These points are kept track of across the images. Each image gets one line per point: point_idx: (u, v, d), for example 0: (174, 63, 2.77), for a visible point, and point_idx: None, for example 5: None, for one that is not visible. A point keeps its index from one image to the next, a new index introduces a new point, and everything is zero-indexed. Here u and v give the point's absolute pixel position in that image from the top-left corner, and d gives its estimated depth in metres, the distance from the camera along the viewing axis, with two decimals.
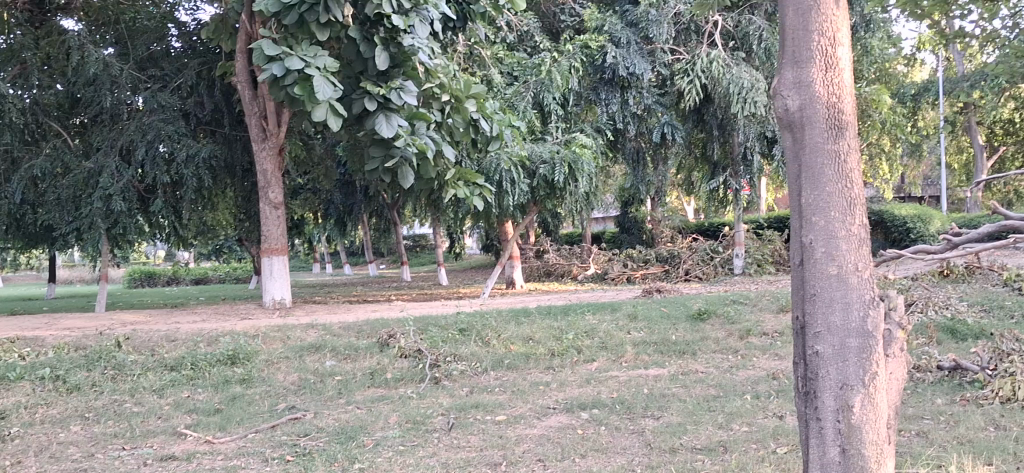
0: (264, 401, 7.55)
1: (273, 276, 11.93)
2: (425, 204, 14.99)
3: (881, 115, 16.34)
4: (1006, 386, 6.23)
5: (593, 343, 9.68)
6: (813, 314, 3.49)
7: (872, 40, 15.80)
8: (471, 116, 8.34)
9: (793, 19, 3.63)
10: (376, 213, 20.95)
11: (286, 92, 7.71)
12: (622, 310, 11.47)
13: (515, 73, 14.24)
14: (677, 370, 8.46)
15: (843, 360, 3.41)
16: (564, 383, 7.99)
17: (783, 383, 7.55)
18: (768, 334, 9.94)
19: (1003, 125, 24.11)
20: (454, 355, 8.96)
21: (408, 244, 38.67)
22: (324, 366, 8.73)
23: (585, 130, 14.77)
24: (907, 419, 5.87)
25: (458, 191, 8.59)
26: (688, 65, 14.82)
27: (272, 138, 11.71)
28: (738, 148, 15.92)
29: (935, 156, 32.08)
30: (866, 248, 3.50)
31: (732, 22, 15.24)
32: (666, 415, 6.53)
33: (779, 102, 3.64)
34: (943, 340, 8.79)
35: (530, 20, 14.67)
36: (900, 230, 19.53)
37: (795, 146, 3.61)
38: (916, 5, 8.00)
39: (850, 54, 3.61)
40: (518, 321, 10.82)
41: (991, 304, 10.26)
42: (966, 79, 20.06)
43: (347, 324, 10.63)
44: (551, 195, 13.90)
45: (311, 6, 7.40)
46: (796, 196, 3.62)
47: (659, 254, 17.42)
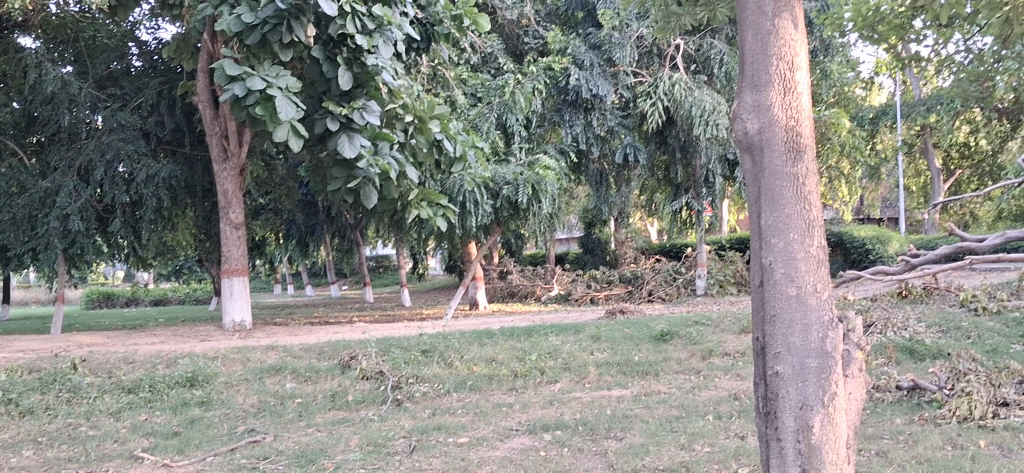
0: (223, 424, 7.45)
1: (234, 297, 11.77)
2: (388, 224, 14.95)
3: (840, 138, 16.57)
4: (962, 405, 6.32)
5: (556, 364, 9.68)
6: (773, 335, 3.52)
7: (831, 64, 16.06)
8: (434, 137, 8.30)
9: (752, 43, 3.68)
10: (339, 233, 20.87)
11: (247, 113, 7.64)
12: (585, 331, 11.48)
13: (479, 95, 14.24)
14: (639, 390, 8.49)
15: (802, 381, 3.44)
16: (527, 405, 7.98)
17: (745, 403, 7.59)
18: (730, 354, 10.01)
19: (958, 149, 24.58)
20: (417, 376, 8.92)
21: (371, 265, 38.53)
22: (284, 389, 8.63)
23: (549, 152, 14.82)
24: (867, 439, 5.93)
25: (423, 212, 8.52)
26: (651, 87, 14.95)
27: (233, 158, 11.60)
28: (700, 170, 16.10)
29: (893, 179, 32.59)
30: (824, 269, 3.55)
31: (694, 46, 15.41)
32: (628, 435, 6.55)
33: (739, 125, 3.68)
34: (902, 360, 8.91)
35: (494, 42, 14.72)
36: (859, 252, 19.79)
37: (754, 169, 3.65)
38: (873, 29, 8.14)
39: (808, 79, 3.67)
40: (481, 342, 10.79)
41: (948, 325, 10.39)
42: (923, 103, 20.44)
43: (308, 346, 10.54)
44: (514, 216, 13.94)
45: (274, 26, 7.33)
46: (755, 218, 3.66)
47: (623, 275, 17.51)
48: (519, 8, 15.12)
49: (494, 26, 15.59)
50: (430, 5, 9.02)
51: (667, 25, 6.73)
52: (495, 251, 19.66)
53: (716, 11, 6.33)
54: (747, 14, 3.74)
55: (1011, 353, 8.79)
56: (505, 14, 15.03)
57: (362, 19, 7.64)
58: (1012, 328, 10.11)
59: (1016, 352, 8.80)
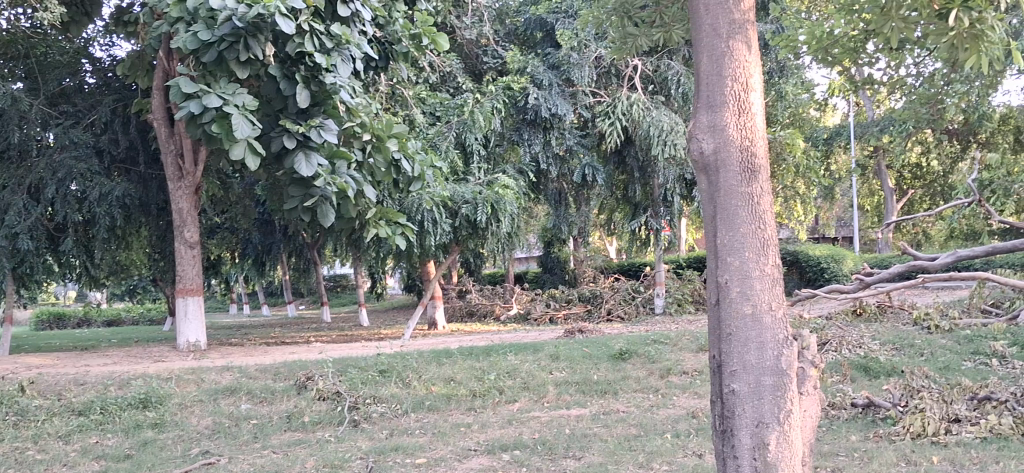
0: (176, 446, 7.33)
1: (188, 318, 11.60)
2: (346, 244, 14.88)
3: (794, 159, 16.81)
4: (916, 422, 6.39)
5: (514, 384, 9.65)
6: (729, 353, 3.62)
7: (786, 86, 16.30)
8: (392, 155, 8.29)
9: (708, 65, 3.81)
10: (296, 252, 20.71)
11: (203, 130, 7.57)
12: (544, 350, 11.46)
13: (438, 113, 14.21)
14: (598, 409, 8.49)
15: (758, 398, 3.54)
16: (486, 425, 7.94)
17: (703, 422, 7.62)
18: (688, 372, 10.06)
19: (911, 169, 25.00)
20: (374, 396, 8.84)
21: (329, 285, 38.24)
22: (239, 410, 8.51)
23: (508, 171, 14.83)
24: (822, 456, 5.98)
25: (381, 231, 8.48)
26: (609, 107, 15.06)
27: (189, 177, 11.46)
28: (659, 190, 16.25)
29: (848, 199, 33.06)
30: (778, 287, 3.66)
31: (652, 67, 15.54)
32: (587, 455, 6.54)
33: (695, 145, 3.80)
34: (857, 377, 9.01)
35: (453, 61, 14.72)
36: (814, 270, 20.03)
37: (710, 188, 3.76)
38: (826, 52, 8.25)
39: (762, 99, 3.79)
40: (439, 362, 10.73)
41: (902, 343, 10.52)
42: (876, 125, 20.78)
43: (264, 367, 10.42)
44: (472, 234, 13.93)
45: (231, 44, 7.31)
46: (711, 238, 3.76)
47: (582, 294, 17.54)
48: (479, 28, 15.11)
49: (453, 45, 15.58)
50: (388, 24, 9.01)
51: (625, 46, 6.73)
52: (454, 271, 19.61)
53: (672, 32, 6.37)
54: (702, 37, 3.87)
55: (963, 370, 8.92)
56: (464, 34, 15.05)
57: (320, 37, 7.60)
58: (963, 345, 10.26)
59: (968, 370, 8.93)
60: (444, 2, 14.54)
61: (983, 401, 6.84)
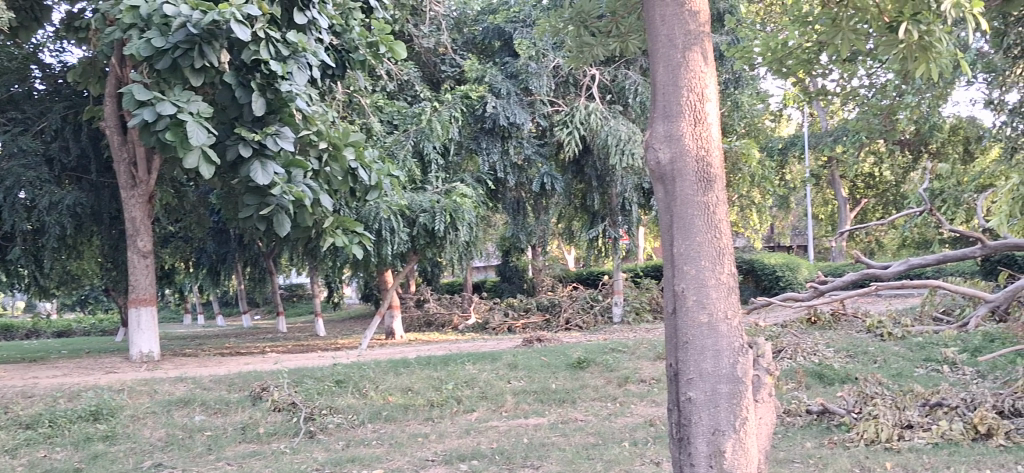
0: (128, 459, 7.19)
1: (140, 328, 11.42)
2: (302, 253, 14.75)
3: (750, 169, 17.01)
4: (869, 428, 6.47)
5: (473, 393, 9.62)
6: (686, 362, 3.71)
7: (742, 96, 16.48)
8: (349, 165, 8.19)
9: (663, 75, 3.90)
10: (252, 262, 20.48)
11: (157, 139, 7.43)
12: (502, 359, 11.44)
13: (396, 122, 14.15)
14: (557, 418, 8.47)
15: (714, 406, 3.64)
16: (443, 435, 7.89)
17: (660, 430, 7.64)
18: (646, 380, 10.10)
19: (864, 178, 25.39)
20: (331, 407, 8.75)
21: (284, 295, 37.88)
22: (193, 422, 8.38)
23: (466, 180, 14.80)
24: (778, 463, 6.02)
25: (337, 240, 8.38)
26: (568, 117, 15.11)
27: (142, 185, 11.28)
28: (617, 199, 16.36)
29: (802, 208, 33.52)
30: (733, 296, 3.76)
31: (609, 77, 15.63)
32: (545, 464, 6.52)
33: (651, 155, 3.89)
34: (812, 384, 9.12)
35: (410, 69, 14.64)
36: (769, 279, 20.25)
37: (666, 197, 3.85)
38: (781, 63, 8.33)
39: (717, 110, 3.89)
40: (397, 371, 10.67)
41: (856, 350, 10.65)
42: (830, 135, 21.08)
43: (218, 378, 10.27)
44: (431, 243, 13.88)
45: (185, 51, 7.17)
46: (667, 247, 3.85)
47: (540, 303, 17.55)
48: (437, 36, 15.10)
49: (411, 54, 15.53)
50: (345, 31, 8.92)
51: (581, 55, 6.75)
52: (412, 280, 19.53)
53: (628, 42, 6.52)
54: (659, 48, 3.95)
55: (915, 377, 9.05)
56: (422, 42, 15.01)
57: (276, 45, 7.52)
58: (915, 352, 10.42)
59: (920, 376, 9.06)
60: (402, 10, 14.48)
61: (934, 407, 6.93)
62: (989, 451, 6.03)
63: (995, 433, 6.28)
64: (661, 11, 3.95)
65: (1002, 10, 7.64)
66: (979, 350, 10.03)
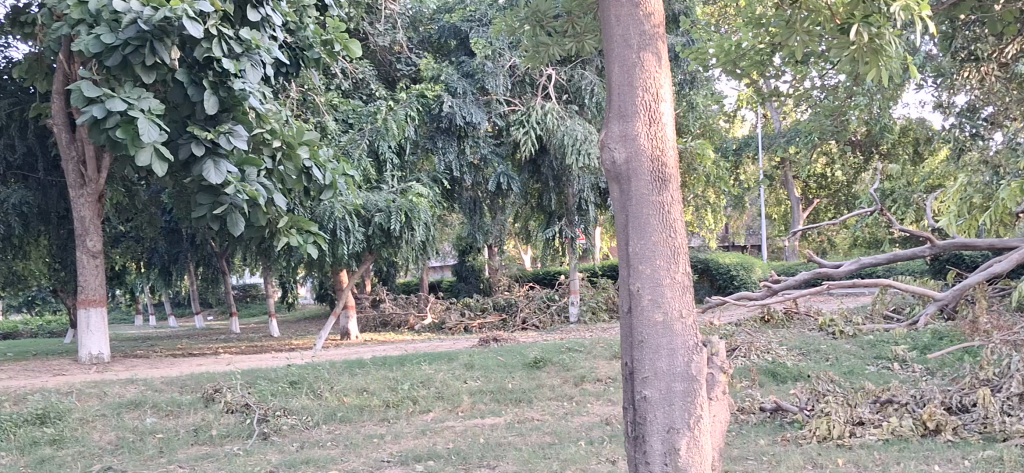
0: (76, 463, 7.04)
1: (90, 330, 11.22)
2: (256, 253, 14.61)
3: (705, 170, 17.16)
4: (822, 425, 6.53)
5: (429, 393, 9.58)
6: (641, 361, 3.73)
7: (697, 97, 16.61)
8: (303, 164, 8.00)
9: (618, 75, 3.91)
10: (205, 262, 20.23)
11: (107, 137, 7.25)
12: (458, 359, 11.40)
13: (350, 121, 14.05)
14: (513, 418, 8.46)
15: (669, 404, 3.66)
16: (399, 435, 7.84)
17: (615, 428, 7.67)
18: (602, 379, 10.12)
19: (817, 179, 25.75)
20: (285, 408, 8.66)
21: (237, 295, 37.51)
22: (144, 424, 8.25)
23: (421, 180, 14.74)
24: (732, 460, 6.06)
25: (292, 240, 8.21)
26: (524, 116, 15.11)
27: (92, 184, 11.07)
28: (573, 199, 16.42)
29: (756, 208, 33.93)
30: (688, 295, 3.78)
31: (565, 76, 15.66)
32: (501, 464, 6.50)
33: (606, 155, 3.89)
34: (765, 383, 9.20)
35: (365, 68, 14.53)
36: (724, 278, 20.44)
37: (622, 197, 3.86)
38: (735, 64, 8.38)
39: (672, 110, 3.91)
40: (352, 372, 10.61)
41: (808, 348, 10.78)
42: (784, 136, 21.33)
43: (170, 379, 10.12)
44: (386, 243, 13.80)
45: (136, 48, 7.02)
46: (623, 247, 3.86)
47: (496, 303, 17.54)
48: (391, 35, 15.01)
49: (365, 52, 15.41)
50: (300, 29, 8.82)
51: (538, 54, 6.69)
52: (368, 280, 19.41)
53: (584, 41, 6.51)
54: (614, 48, 3.95)
55: (866, 374, 9.18)
56: (377, 40, 14.92)
57: (228, 42, 7.39)
58: (866, 350, 10.57)
59: (871, 374, 9.19)
60: (358, 8, 14.36)
61: (885, 404, 7.02)
62: (938, 446, 6.13)
63: (944, 429, 6.39)
64: (616, 10, 3.96)
65: (950, 13, 7.73)
66: (928, 347, 10.20)
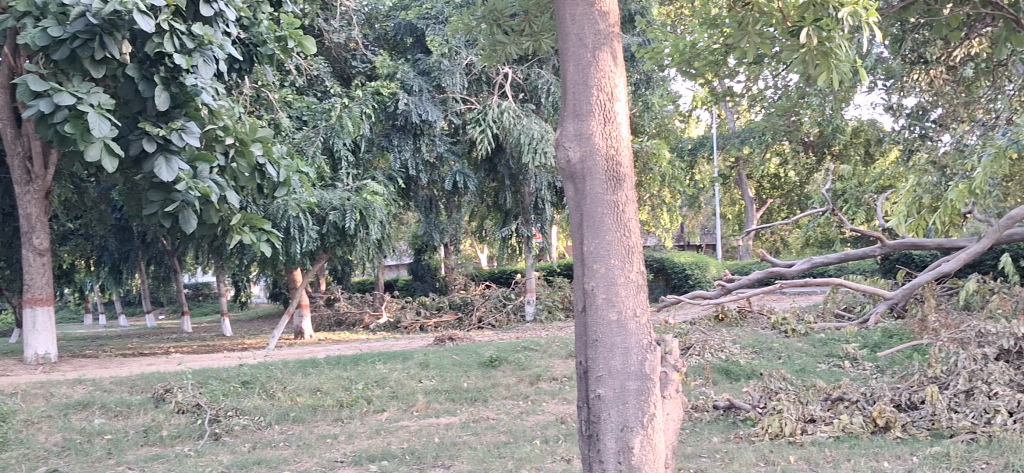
0: (21, 465, 6.88)
1: (35, 329, 10.98)
2: (209, 250, 14.46)
3: (660, 169, 17.26)
4: (773, 422, 6.60)
5: (384, 392, 9.51)
6: (596, 359, 3.72)
7: (653, 97, 16.72)
8: (256, 160, 7.81)
9: (573, 74, 3.90)
10: (156, 259, 19.92)
11: (55, 131, 7.09)
12: (413, 359, 11.33)
13: (304, 118, 13.91)
14: (468, 417, 8.42)
15: (623, 403, 3.66)
16: (352, 435, 7.77)
17: (571, 427, 7.68)
18: (558, 378, 10.12)
19: (770, 179, 26.05)
20: (237, 409, 8.54)
21: (189, 294, 37.03)
22: (92, 425, 8.09)
23: (377, 178, 14.67)
24: (686, 458, 6.09)
25: (245, 238, 7.97)
26: (480, 115, 15.10)
27: (38, 181, 10.82)
28: (529, 198, 16.46)
29: (710, 208, 34.26)
30: (642, 294, 3.79)
31: (522, 75, 15.63)
32: (455, 463, 6.47)
33: (561, 153, 3.88)
34: (719, 380, 9.28)
35: (321, 64, 14.38)
36: (679, 277, 20.59)
37: (577, 196, 3.85)
38: (689, 64, 8.42)
39: (627, 110, 3.91)
40: (306, 372, 10.52)
41: (761, 346, 10.89)
42: (738, 137, 21.56)
43: (119, 380, 9.97)
44: (341, 242, 13.73)
45: (85, 41, 6.90)
46: (577, 246, 3.85)
47: (452, 302, 17.50)
48: (346, 32, 14.89)
49: (320, 49, 15.29)
50: (253, 25, 8.64)
51: (494, 53, 6.66)
52: (322, 278, 19.26)
53: (541, 40, 6.52)
54: (569, 47, 3.94)
55: (817, 372, 9.29)
56: (332, 37, 14.75)
57: (180, 38, 7.19)
58: (817, 348, 10.69)
59: (823, 371, 9.31)
60: (313, 4, 14.24)
61: (835, 401, 7.09)
62: (887, 443, 6.21)
63: (893, 426, 6.47)
64: (571, 9, 3.95)
65: (899, 16, 7.85)
66: (877, 345, 10.33)
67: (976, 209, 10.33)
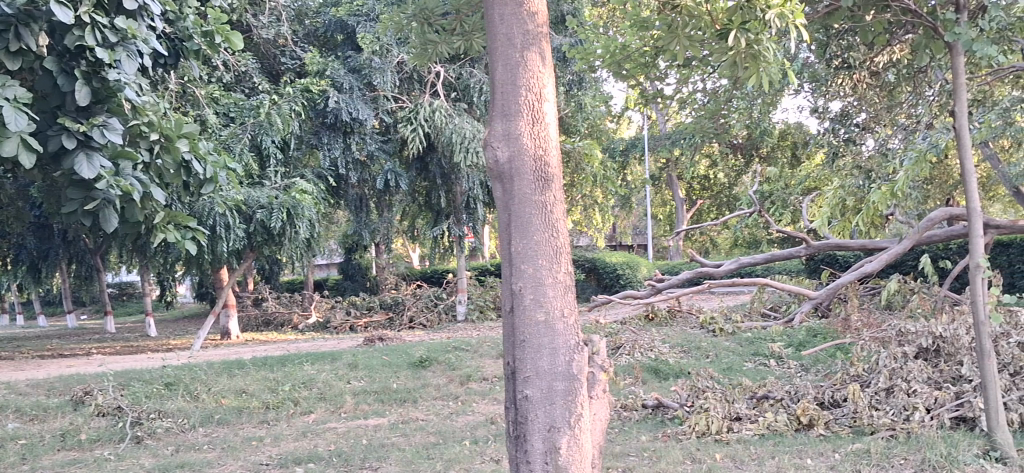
0: None
1: None
2: (131, 249, 14.11)
3: (592, 169, 17.40)
4: (700, 421, 6.67)
5: (311, 394, 9.37)
6: (523, 360, 3.71)
7: (585, 98, 16.83)
8: (183, 157, 6.69)
9: (502, 74, 3.88)
10: (78, 257, 19.38)
11: None
12: (342, 359, 11.21)
13: (232, 115, 13.69)
14: (397, 419, 8.36)
15: (550, 403, 3.65)
16: (278, 437, 7.66)
17: (500, 427, 7.66)
18: (488, 379, 10.09)
19: (700, 180, 26.47)
20: (160, 411, 8.36)
21: (112, 293, 36.16)
22: (6, 430, 7.83)
23: (306, 176, 14.55)
24: (614, 457, 6.10)
25: (170, 236, 7.51)
26: (411, 114, 14.98)
27: None
28: (461, 197, 16.43)
29: (642, 209, 34.72)
30: (570, 295, 3.80)
31: (453, 75, 15.63)
32: (384, 465, 6.41)
33: (489, 153, 3.86)
34: (648, 380, 9.34)
35: (248, 60, 14.15)
36: (610, 277, 20.77)
37: (504, 194, 3.83)
38: (620, 65, 8.45)
39: (556, 111, 3.91)
40: (231, 373, 10.34)
41: (689, 345, 10.99)
42: (669, 138, 21.83)
43: (35, 382, 9.69)
44: (268, 240, 13.58)
45: None
46: (505, 246, 3.84)
47: (383, 302, 17.38)
48: (275, 28, 14.68)
49: (249, 45, 15.03)
50: (179, 19, 7.70)
51: (425, 53, 6.62)
52: (250, 278, 18.97)
53: (473, 40, 6.48)
54: (498, 47, 3.92)
55: (744, 371, 9.43)
56: (260, 33, 14.55)
57: (103, 30, 6.12)
58: (744, 346, 10.85)
59: (749, 370, 9.46)
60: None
61: (761, 400, 7.22)
62: (810, 440, 6.32)
63: (816, 423, 6.59)
64: (500, 8, 3.92)
65: (824, 21, 7.97)
66: (802, 344, 10.52)
67: (897, 211, 10.59)
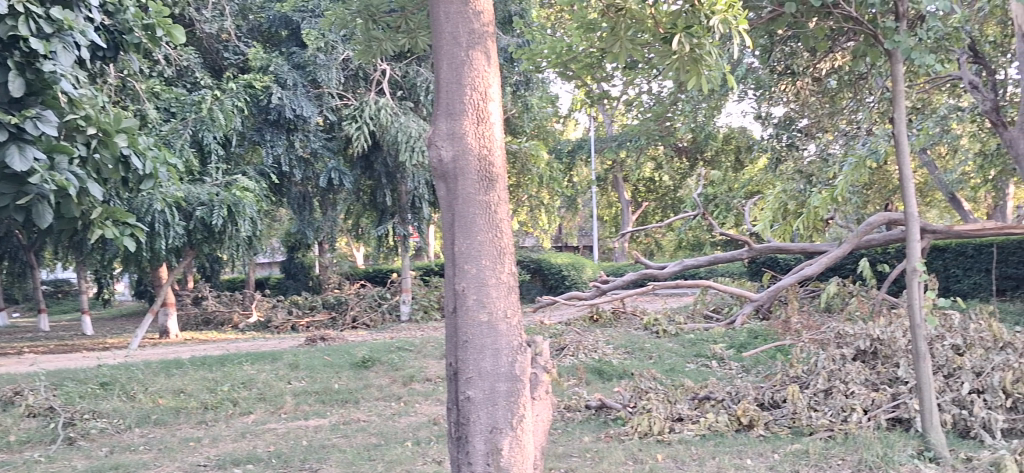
0: None
1: None
2: (66, 246, 13.76)
3: (538, 170, 17.42)
4: (643, 421, 6.68)
5: (250, 394, 9.21)
6: (465, 361, 3.67)
7: (532, 98, 16.81)
8: (122, 152, 6.44)
9: (446, 73, 3.83)
10: (11, 253, 18.84)
11: None
12: (283, 359, 11.05)
13: (172, 110, 13.41)
14: (338, 419, 8.25)
15: (492, 404, 3.62)
16: (217, 438, 7.51)
17: (442, 428, 7.60)
18: (431, 379, 10.02)
19: (644, 182, 26.66)
20: (94, 411, 8.18)
21: (46, 291, 35.20)
22: None
23: (248, 173, 14.34)
24: (556, 457, 6.10)
25: (107, 232, 7.29)
26: (357, 112, 14.87)
27: None
28: (406, 196, 16.32)
29: (588, 210, 34.90)
30: (513, 296, 3.77)
31: (400, 73, 15.51)
32: (324, 466, 6.30)
33: (433, 152, 3.81)
34: (591, 380, 9.37)
35: (190, 55, 13.88)
36: (555, 278, 20.85)
37: (448, 194, 3.79)
38: (566, 66, 8.44)
39: (500, 110, 3.88)
40: (168, 373, 10.12)
41: (632, 346, 11.05)
42: (615, 140, 21.93)
43: None
44: (208, 238, 13.38)
45: None
46: (448, 247, 3.79)
47: (326, 301, 17.21)
48: (219, 22, 14.45)
49: (191, 39, 14.76)
50: (118, 11, 7.43)
51: (370, 50, 6.44)
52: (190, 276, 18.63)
53: (418, 38, 6.44)
54: (443, 45, 3.87)
55: (686, 372, 9.49)
56: (203, 27, 14.29)
57: (37, 21, 5.84)
58: (687, 348, 10.94)
59: (691, 370, 9.53)
60: None
61: (702, 401, 7.24)
62: (750, 441, 6.37)
63: (756, 424, 6.63)
64: (446, 6, 3.87)
65: (768, 27, 8.04)
66: (743, 345, 10.63)
67: (837, 215, 10.74)
